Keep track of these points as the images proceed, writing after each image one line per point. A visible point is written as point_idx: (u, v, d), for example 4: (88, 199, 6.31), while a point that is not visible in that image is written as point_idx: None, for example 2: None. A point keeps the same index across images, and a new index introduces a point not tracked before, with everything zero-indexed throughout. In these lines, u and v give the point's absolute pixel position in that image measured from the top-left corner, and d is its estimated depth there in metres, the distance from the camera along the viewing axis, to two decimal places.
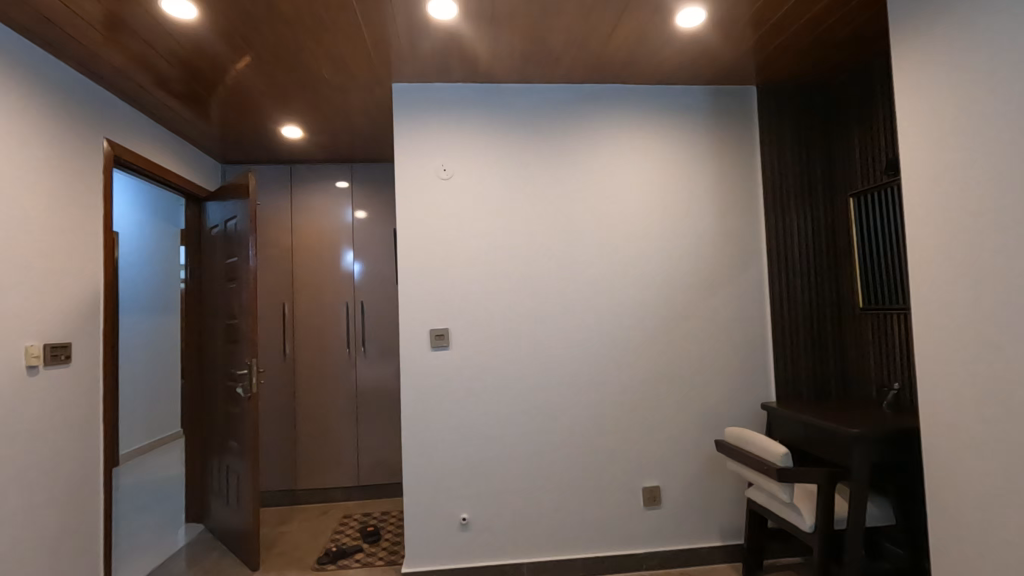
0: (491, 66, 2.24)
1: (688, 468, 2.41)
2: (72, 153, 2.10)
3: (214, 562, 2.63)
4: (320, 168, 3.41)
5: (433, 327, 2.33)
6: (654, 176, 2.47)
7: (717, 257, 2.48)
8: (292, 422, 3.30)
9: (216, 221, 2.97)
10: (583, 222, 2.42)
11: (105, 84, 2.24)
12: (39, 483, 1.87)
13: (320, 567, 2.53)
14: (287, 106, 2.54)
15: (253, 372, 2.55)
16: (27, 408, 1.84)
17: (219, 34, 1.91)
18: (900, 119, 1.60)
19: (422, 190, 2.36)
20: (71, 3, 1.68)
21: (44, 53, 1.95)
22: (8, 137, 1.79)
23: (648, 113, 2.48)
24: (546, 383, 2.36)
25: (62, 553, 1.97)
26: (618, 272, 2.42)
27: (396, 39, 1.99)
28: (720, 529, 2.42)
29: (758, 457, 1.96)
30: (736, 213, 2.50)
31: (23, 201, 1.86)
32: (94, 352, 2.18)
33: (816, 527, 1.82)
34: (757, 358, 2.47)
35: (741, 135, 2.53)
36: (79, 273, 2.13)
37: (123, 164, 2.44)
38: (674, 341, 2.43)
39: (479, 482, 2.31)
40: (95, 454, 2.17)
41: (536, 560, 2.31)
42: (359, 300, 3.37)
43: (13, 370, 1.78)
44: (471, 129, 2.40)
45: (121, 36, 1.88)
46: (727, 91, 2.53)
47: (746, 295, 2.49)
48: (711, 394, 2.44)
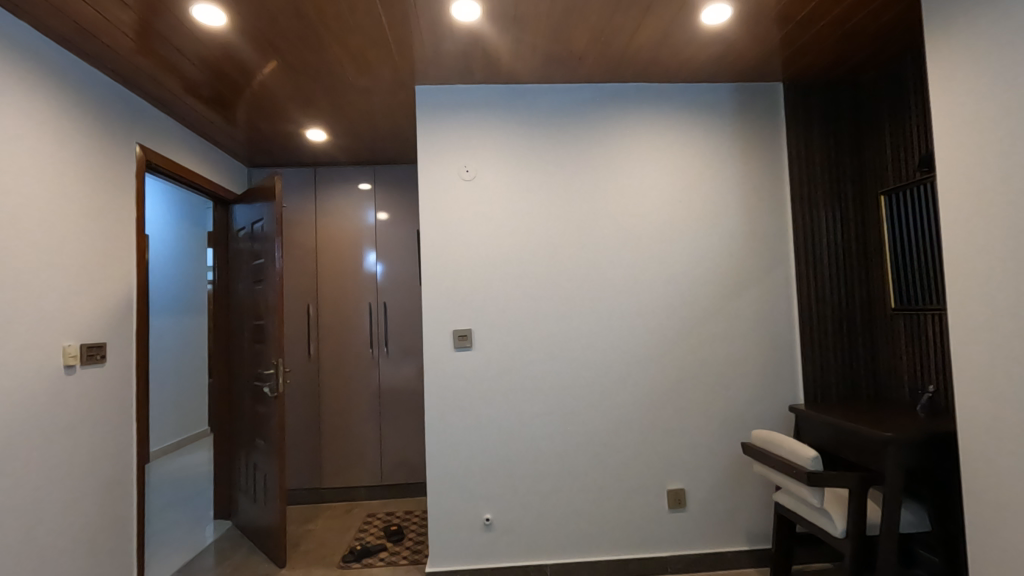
0: (514, 67, 2.24)
1: (713, 470, 2.37)
2: (106, 159, 2.16)
3: (242, 558, 2.68)
4: (343, 170, 3.45)
5: (456, 328, 2.34)
6: (678, 174, 2.44)
7: (743, 257, 2.44)
8: (316, 421, 3.34)
9: (242, 224, 3.02)
10: (605, 221, 2.41)
11: (138, 90, 2.31)
12: (76, 479, 1.93)
13: (345, 565, 2.55)
14: (311, 110, 2.58)
15: (280, 372, 2.58)
16: (65, 406, 1.89)
17: (247, 40, 1.94)
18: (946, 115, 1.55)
19: (445, 192, 2.37)
20: (107, 13, 1.74)
21: (80, 61, 2.01)
22: (45, 143, 1.86)
23: (671, 112, 2.46)
24: (569, 384, 2.35)
25: (98, 547, 2.03)
26: (641, 272, 2.40)
27: (420, 42, 2.00)
28: (747, 533, 2.38)
29: (787, 460, 1.92)
30: (762, 212, 2.46)
31: (61, 205, 1.92)
32: (127, 352, 2.24)
33: (848, 533, 1.78)
34: (784, 359, 2.43)
35: (766, 132, 2.48)
36: (114, 274, 2.19)
37: (154, 169, 2.51)
38: (698, 342, 2.40)
39: (502, 483, 2.31)
40: (129, 451, 2.23)
41: (560, 561, 2.30)
42: (381, 300, 3.40)
43: (51, 369, 1.84)
44: (493, 130, 2.41)
45: (154, 43, 1.93)
46: (752, 88, 2.49)
47: (773, 295, 2.44)
48: (737, 396, 2.40)
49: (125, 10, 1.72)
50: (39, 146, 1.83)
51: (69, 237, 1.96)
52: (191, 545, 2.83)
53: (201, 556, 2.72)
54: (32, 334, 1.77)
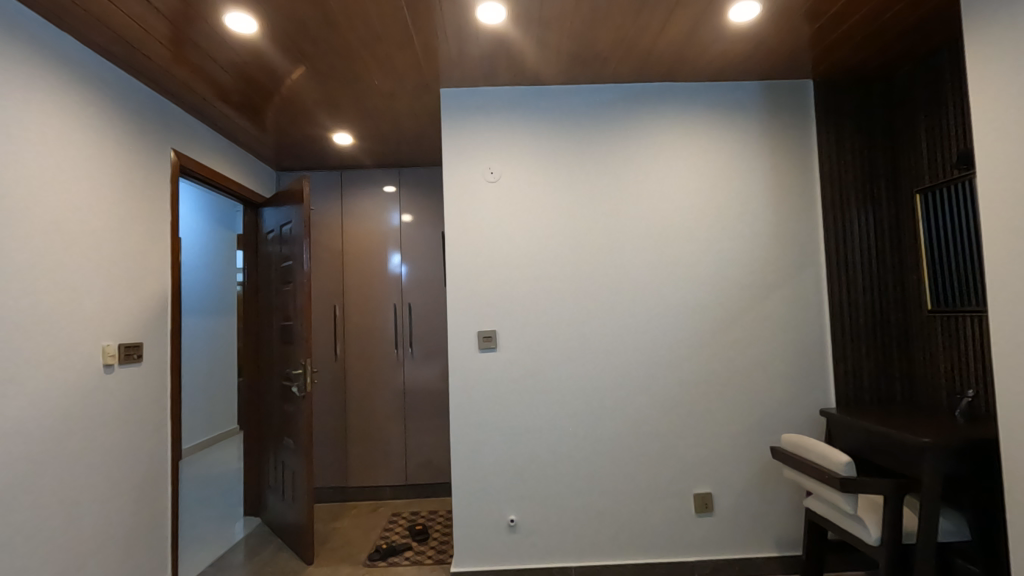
0: (538, 68, 2.24)
1: (741, 475, 2.34)
2: (143, 165, 2.23)
3: (271, 554, 2.73)
4: (368, 173, 3.49)
5: (481, 329, 2.34)
6: (703, 174, 2.41)
7: (771, 257, 2.39)
8: (342, 420, 3.39)
9: (271, 227, 3.09)
10: (630, 222, 2.39)
11: (173, 98, 2.38)
12: (113, 475, 1.99)
13: (371, 563, 2.58)
14: (338, 114, 2.62)
15: (308, 372, 2.63)
16: (104, 404, 1.96)
17: (276, 46, 1.98)
18: (998, 108, 1.50)
19: (469, 194, 2.38)
20: (144, 23, 1.79)
21: (118, 69, 2.08)
22: (86, 149, 1.92)
23: (696, 111, 2.43)
24: (594, 386, 2.34)
25: (134, 541, 2.09)
26: (667, 273, 2.38)
27: (445, 45, 2.02)
28: (776, 539, 2.33)
29: (818, 465, 1.88)
30: (792, 212, 2.41)
31: (100, 210, 1.99)
32: (162, 351, 2.30)
33: (883, 541, 1.73)
34: (814, 362, 2.37)
35: (796, 130, 2.43)
36: (150, 277, 2.26)
37: (187, 173, 2.57)
38: (726, 344, 2.37)
39: (527, 484, 2.31)
40: (164, 448, 2.30)
41: (584, 563, 2.29)
42: (406, 301, 3.43)
43: (91, 368, 1.91)
44: (518, 132, 2.41)
45: (187, 51, 1.99)
46: (781, 86, 2.44)
47: (803, 297, 2.39)
48: (766, 399, 2.36)
49: (160, 19, 1.77)
50: (81, 152, 1.90)
51: (109, 240, 2.03)
52: (222, 541, 2.90)
53: (232, 551, 2.78)
54: (74, 333, 1.84)
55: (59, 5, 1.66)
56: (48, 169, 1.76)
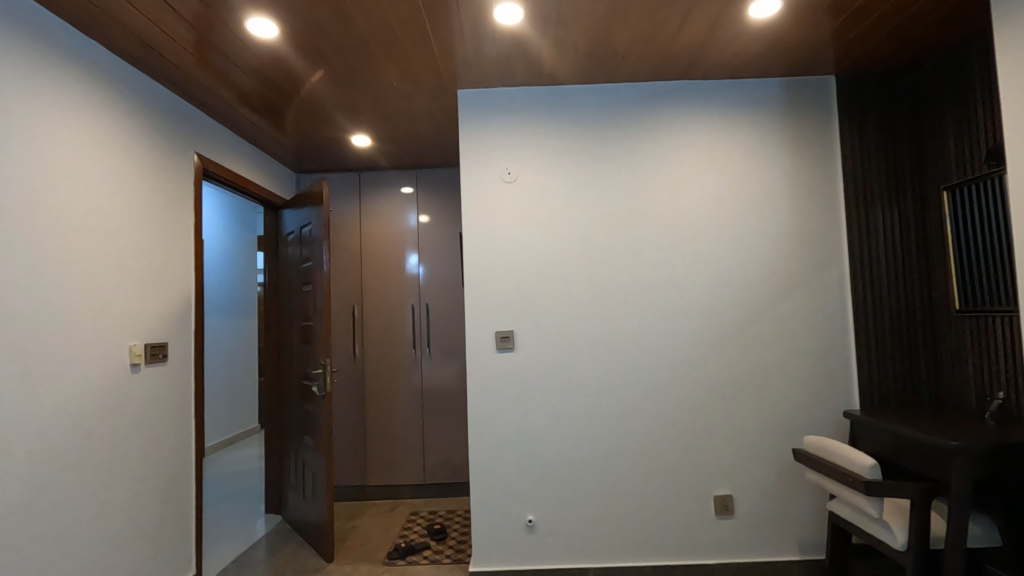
0: (556, 68, 2.24)
1: (763, 477, 2.31)
2: (167, 169, 2.28)
3: (292, 552, 2.76)
4: (386, 174, 3.52)
5: (499, 329, 2.35)
6: (723, 172, 2.38)
7: (793, 256, 2.36)
8: (361, 419, 3.42)
9: (292, 228, 3.13)
10: (649, 221, 2.37)
11: (196, 102, 2.42)
12: (139, 472, 2.04)
13: (390, 561, 2.60)
14: (357, 116, 2.65)
15: (328, 371, 2.65)
16: (131, 402, 2.01)
17: (296, 50, 2.01)
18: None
19: (487, 194, 2.39)
20: (168, 30, 1.83)
21: (143, 75, 2.13)
22: (113, 153, 1.97)
23: (716, 108, 2.40)
24: (612, 386, 2.33)
25: (160, 537, 2.13)
26: (686, 273, 2.36)
27: (463, 46, 2.03)
28: (799, 543, 2.30)
29: (842, 468, 1.85)
30: (814, 209, 2.37)
31: (127, 213, 2.03)
32: (186, 351, 2.35)
33: (909, 546, 1.69)
34: (838, 364, 2.33)
35: (818, 127, 2.39)
36: (174, 278, 2.30)
37: (210, 176, 2.62)
38: (746, 344, 2.34)
39: (545, 485, 2.31)
40: (188, 447, 2.34)
41: (603, 565, 2.28)
42: (424, 302, 3.45)
43: (119, 367, 1.95)
44: (535, 132, 2.41)
45: (210, 56, 2.03)
46: (802, 82, 2.41)
47: (826, 296, 2.35)
48: (787, 401, 2.32)
49: (184, 25, 1.80)
50: (107, 156, 1.94)
51: (135, 242, 2.07)
52: (245, 538, 2.94)
53: (254, 548, 2.83)
54: (101, 334, 1.88)
55: (88, 13, 1.71)
56: (77, 173, 1.81)
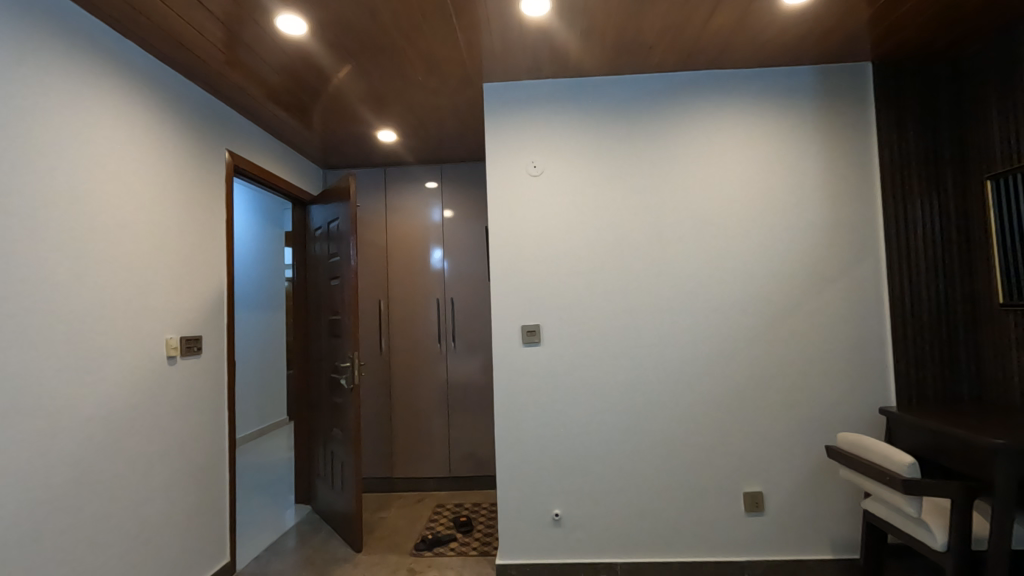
0: (582, 60, 2.22)
1: (794, 474, 2.26)
2: (200, 165, 2.32)
3: (321, 542, 2.81)
4: (411, 169, 3.54)
5: (525, 323, 2.35)
6: (754, 164, 2.33)
7: (827, 248, 2.30)
8: (388, 412, 3.45)
9: (319, 224, 3.17)
10: (677, 214, 2.34)
11: (227, 100, 2.47)
12: (175, 462, 2.09)
13: (418, 552, 2.63)
14: (384, 111, 2.66)
15: (355, 365, 2.68)
16: (167, 394, 2.06)
17: (324, 46, 2.02)
18: None
19: (513, 188, 2.38)
20: (199, 28, 1.86)
21: (176, 74, 2.17)
22: (147, 151, 2.02)
23: (747, 99, 2.35)
24: (639, 380, 2.31)
25: (195, 524, 2.20)
26: (715, 266, 2.32)
27: (488, 39, 2.02)
28: (831, 542, 2.25)
29: (879, 467, 1.80)
30: (849, 201, 2.31)
31: (162, 210, 2.08)
32: (219, 345, 2.40)
33: (950, 547, 1.64)
34: (874, 359, 2.27)
35: (853, 116, 2.33)
36: (207, 272, 2.35)
37: (242, 173, 2.67)
38: (777, 339, 2.29)
39: (571, 479, 2.31)
40: (221, 438, 2.39)
41: (630, 560, 2.27)
42: (449, 296, 3.47)
43: (154, 360, 2.01)
44: (561, 125, 2.39)
45: (240, 54, 2.06)
46: (837, 70, 2.34)
47: (862, 290, 2.29)
48: (820, 397, 2.27)
49: (214, 22, 1.83)
50: (143, 154, 1.99)
51: (170, 238, 2.12)
52: (276, 527, 3.01)
53: (285, 537, 2.89)
54: (139, 327, 1.94)
55: (121, 11, 1.75)
56: (114, 170, 1.85)
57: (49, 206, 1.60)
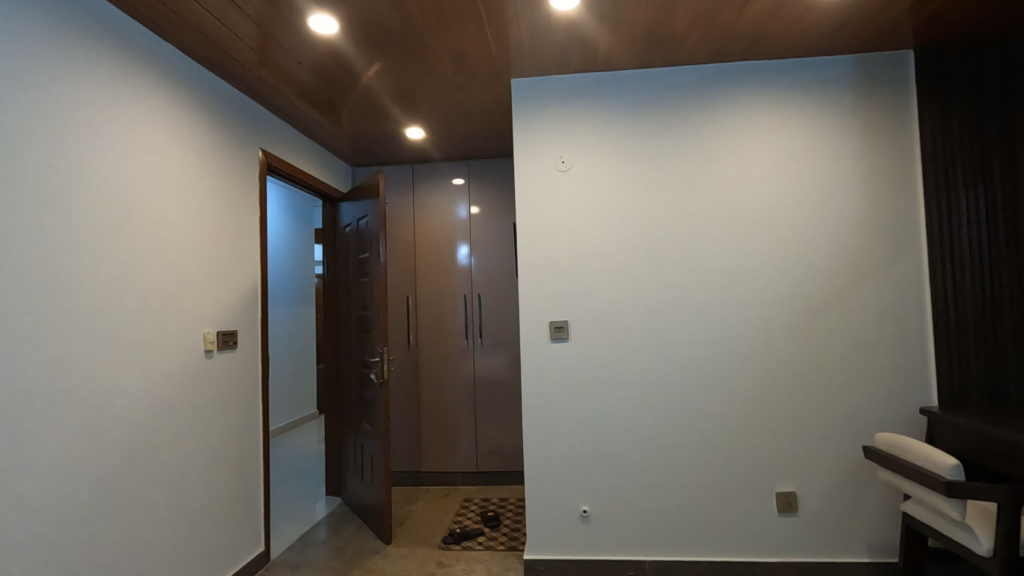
0: (611, 54, 2.20)
1: (829, 475, 2.21)
2: (235, 164, 2.38)
3: (351, 533, 2.86)
4: (438, 166, 3.57)
5: (553, 319, 2.34)
6: (788, 157, 2.28)
7: (865, 243, 2.24)
8: (416, 407, 3.49)
9: (349, 220, 3.22)
10: (708, 209, 2.30)
11: (260, 100, 2.53)
12: (213, 452, 2.16)
13: (446, 546, 2.66)
14: (412, 109, 2.68)
15: (385, 359, 2.71)
16: (205, 387, 2.13)
17: (354, 44, 2.05)
18: None
19: (542, 183, 2.38)
20: (234, 29, 1.91)
21: (212, 75, 2.23)
22: (185, 150, 2.08)
23: (782, 90, 2.29)
24: (668, 377, 2.29)
25: (231, 513, 2.26)
26: (747, 262, 2.27)
27: (517, 35, 2.02)
28: (868, 544, 2.19)
29: (919, 468, 1.75)
30: (888, 194, 2.24)
31: (199, 208, 2.14)
32: (254, 340, 2.46)
33: (996, 552, 1.58)
34: (915, 358, 2.20)
35: (893, 107, 2.25)
36: (242, 268, 2.41)
37: (274, 172, 2.72)
38: (813, 336, 2.24)
39: (599, 476, 2.30)
40: (256, 430, 2.45)
41: (659, 559, 2.25)
42: (476, 292, 3.49)
43: (193, 354, 2.07)
44: (590, 119, 2.38)
45: (273, 55, 2.10)
46: (877, 59, 2.26)
47: (902, 286, 2.21)
48: (857, 396, 2.21)
49: (249, 23, 1.87)
50: (180, 153, 2.05)
51: (207, 235, 2.19)
52: (307, 518, 3.07)
53: (316, 528, 2.94)
54: (178, 322, 2.01)
55: (159, 14, 1.80)
56: (153, 169, 1.91)
57: (93, 204, 1.67)
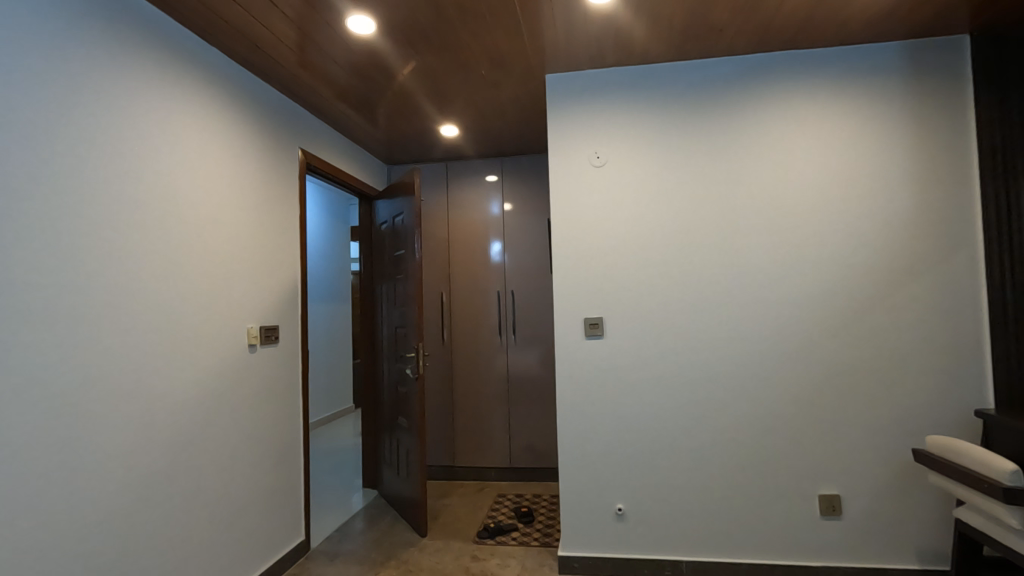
0: (647, 47, 2.16)
1: (875, 477, 2.13)
2: (276, 163, 2.45)
3: (388, 525, 2.91)
4: (472, 163, 3.59)
5: (588, 316, 2.33)
6: (833, 149, 2.20)
7: (915, 237, 2.15)
8: (450, 402, 3.53)
9: (384, 218, 3.27)
10: (748, 203, 2.25)
11: (300, 101, 2.59)
12: (256, 444, 2.23)
13: (480, 540, 2.68)
14: (447, 106, 2.70)
15: (420, 355, 2.74)
16: (249, 380, 2.20)
17: (390, 43, 2.07)
18: None
19: (576, 179, 2.36)
20: (275, 31, 1.96)
21: (254, 77, 2.30)
22: (229, 150, 2.15)
23: (826, 80, 2.22)
24: (705, 375, 2.25)
25: (274, 502, 2.33)
26: (790, 259, 2.21)
27: (553, 30, 2.01)
28: (917, 551, 2.11)
29: (976, 472, 1.67)
30: (940, 186, 2.14)
31: (242, 206, 2.21)
32: (294, 335, 2.52)
33: None
34: (969, 357, 2.10)
35: (946, 95, 2.15)
36: (283, 265, 2.47)
37: (313, 171, 2.78)
38: (859, 334, 2.16)
39: (634, 474, 2.28)
40: (296, 423, 2.52)
41: (695, 560, 2.22)
42: (509, 289, 3.49)
43: (238, 348, 2.14)
44: (625, 114, 2.35)
45: (312, 55, 2.15)
46: (929, 44, 2.16)
47: (956, 282, 2.12)
48: (905, 396, 2.13)
49: (289, 25, 1.92)
50: (225, 153, 2.12)
51: (250, 232, 2.25)
52: (345, 509, 3.14)
53: (354, 519, 3.01)
54: (224, 317, 2.08)
55: (204, 17, 1.86)
56: (199, 169, 1.98)
57: (145, 203, 1.74)
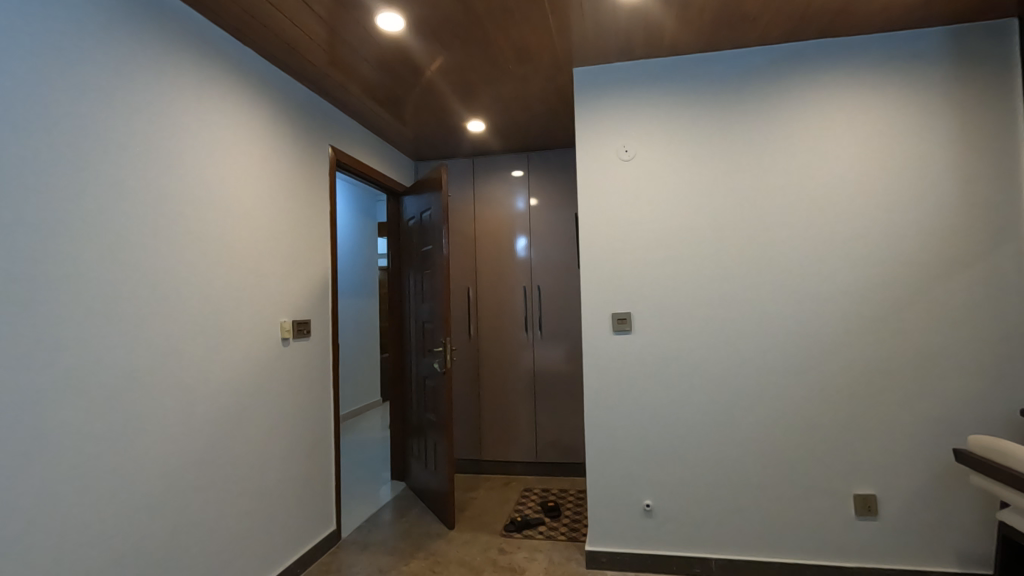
0: (677, 38, 2.14)
1: (913, 477, 2.08)
2: (307, 160, 2.49)
3: (416, 517, 2.95)
4: (498, 159, 3.59)
5: (616, 311, 2.31)
6: (871, 140, 2.14)
7: (956, 230, 2.08)
8: (477, 396, 3.56)
9: (412, 214, 3.30)
10: (781, 197, 2.20)
11: (330, 99, 2.63)
12: (289, 434, 2.28)
13: (508, 533, 2.70)
14: (474, 101, 2.71)
15: (448, 349, 2.76)
16: (281, 372, 2.25)
17: (419, 40, 2.09)
18: None
19: (604, 172, 2.35)
20: (307, 30, 1.99)
21: (287, 77, 2.35)
22: (262, 148, 2.20)
23: (863, 69, 2.15)
24: (735, 372, 2.22)
25: (306, 492, 2.39)
26: (825, 252, 2.16)
27: (580, 23, 1.99)
28: (957, 553, 2.05)
29: (1020, 472, 1.61)
30: (984, 176, 2.06)
31: (274, 203, 2.26)
32: (325, 329, 2.57)
33: None
34: (1014, 354, 2.02)
35: (991, 81, 2.07)
36: (314, 261, 2.52)
37: (343, 167, 2.83)
38: (896, 330, 2.10)
39: (663, 470, 2.26)
40: (327, 415, 2.57)
41: (725, 557, 2.19)
42: (535, 284, 3.49)
43: (271, 341, 2.20)
44: (654, 107, 2.32)
45: (342, 53, 2.18)
46: (973, 29, 2.08)
47: (1001, 276, 2.04)
48: (946, 395, 2.06)
49: (320, 24, 1.95)
50: (257, 152, 2.17)
51: (282, 229, 2.30)
52: (374, 501, 3.20)
53: (382, 510, 3.06)
54: (258, 311, 2.14)
55: (239, 18, 1.91)
56: (233, 166, 2.04)
57: (182, 200, 1.80)
